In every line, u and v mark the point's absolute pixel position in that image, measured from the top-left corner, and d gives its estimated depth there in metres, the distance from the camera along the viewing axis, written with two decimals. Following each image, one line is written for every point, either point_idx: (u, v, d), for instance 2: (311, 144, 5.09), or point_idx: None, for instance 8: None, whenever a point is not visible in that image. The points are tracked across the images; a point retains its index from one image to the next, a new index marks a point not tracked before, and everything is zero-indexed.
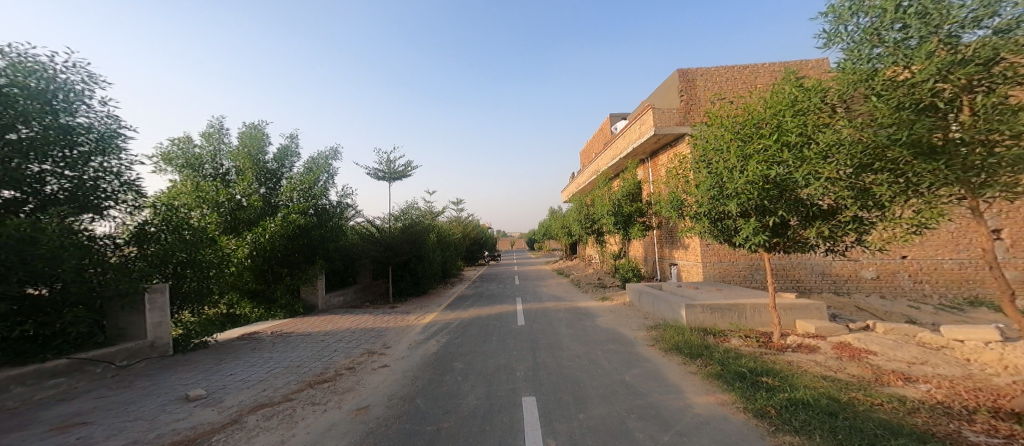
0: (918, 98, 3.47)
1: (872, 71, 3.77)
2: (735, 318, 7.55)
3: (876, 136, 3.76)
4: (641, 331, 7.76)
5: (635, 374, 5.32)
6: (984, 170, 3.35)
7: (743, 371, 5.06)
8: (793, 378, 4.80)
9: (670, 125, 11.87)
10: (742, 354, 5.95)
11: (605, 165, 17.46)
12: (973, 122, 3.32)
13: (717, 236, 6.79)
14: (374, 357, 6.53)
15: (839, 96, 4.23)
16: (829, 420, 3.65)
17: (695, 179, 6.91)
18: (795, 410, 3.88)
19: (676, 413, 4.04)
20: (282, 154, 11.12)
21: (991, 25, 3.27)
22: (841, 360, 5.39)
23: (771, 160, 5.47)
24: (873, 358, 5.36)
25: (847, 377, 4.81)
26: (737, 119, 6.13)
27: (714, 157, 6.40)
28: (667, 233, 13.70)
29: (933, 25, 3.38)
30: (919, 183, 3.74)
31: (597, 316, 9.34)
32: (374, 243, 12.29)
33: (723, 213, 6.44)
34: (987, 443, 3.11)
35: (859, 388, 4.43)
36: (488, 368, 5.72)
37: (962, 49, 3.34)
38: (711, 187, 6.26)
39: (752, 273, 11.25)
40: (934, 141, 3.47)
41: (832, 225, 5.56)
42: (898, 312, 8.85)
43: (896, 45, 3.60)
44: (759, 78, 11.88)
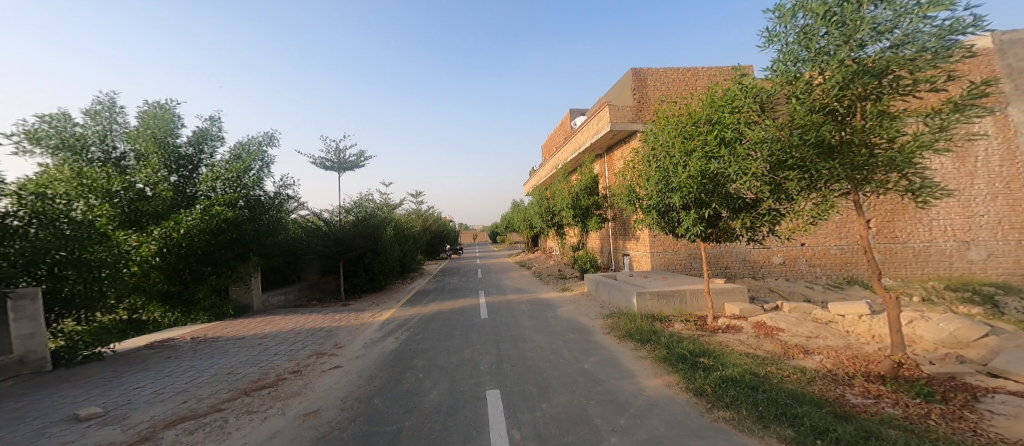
0: (824, 103, 3.89)
1: (795, 74, 4.14)
2: (678, 304, 8.07)
3: (790, 136, 4.14)
4: (598, 320, 8.02)
5: (594, 363, 5.48)
6: (866, 169, 3.81)
7: (684, 354, 5.41)
8: (724, 356, 5.22)
9: (624, 122, 12.32)
10: (684, 337, 6.35)
11: (564, 160, 17.76)
12: (862, 127, 3.76)
13: (662, 227, 7.13)
14: (328, 358, 6.21)
15: (770, 97, 4.61)
16: (752, 393, 4.01)
17: (645, 173, 7.21)
18: (726, 387, 4.22)
19: (630, 396, 4.25)
20: (199, 137, 10.11)
21: (889, 38, 3.64)
22: (758, 338, 5.93)
23: (709, 156, 5.82)
24: (781, 334, 5.95)
25: (763, 353, 5.31)
26: (687, 115, 6.46)
27: (662, 153, 6.74)
28: (621, 225, 14.21)
29: (848, 34, 3.74)
30: (817, 179, 4.16)
31: (558, 307, 9.52)
32: (322, 237, 11.61)
33: (669, 205, 6.77)
34: (864, 403, 3.57)
35: (772, 362, 4.91)
36: (450, 364, 5.65)
37: (864, 60, 3.72)
38: (659, 181, 6.58)
39: (690, 261, 12.04)
40: (832, 141, 3.90)
41: (752, 216, 6.09)
42: (798, 292, 9.95)
43: (818, 52, 3.97)
44: (699, 81, 12.60)
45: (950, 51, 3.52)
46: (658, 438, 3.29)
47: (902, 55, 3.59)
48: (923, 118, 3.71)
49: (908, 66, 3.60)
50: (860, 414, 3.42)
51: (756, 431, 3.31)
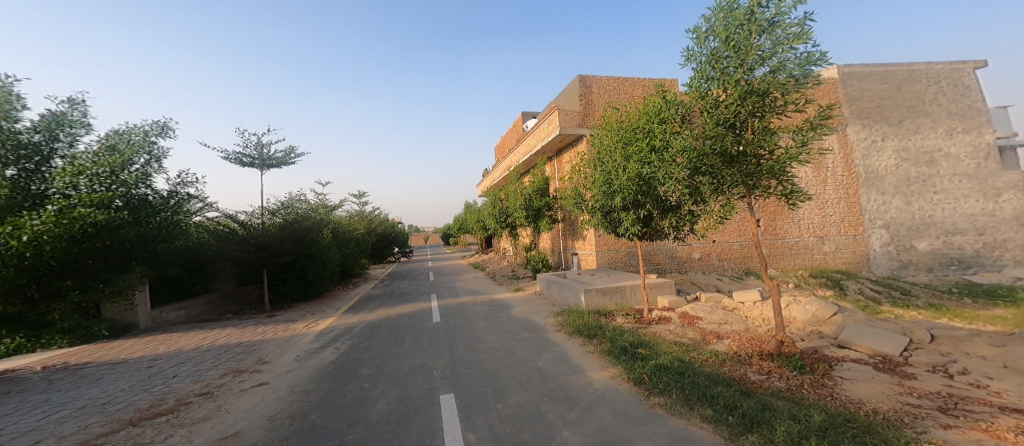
0: (725, 118, 4.53)
1: (705, 91, 4.77)
2: (619, 299, 8.66)
3: (702, 145, 4.73)
4: (549, 318, 8.35)
5: (546, 360, 5.74)
6: (754, 176, 4.56)
7: (626, 345, 5.87)
8: (657, 346, 5.76)
9: (571, 125, 12.80)
10: (625, 330, 6.85)
11: (516, 161, 18.05)
12: (751, 140, 4.47)
13: (606, 228, 7.64)
14: (248, 375, 5.91)
15: (690, 110, 5.18)
16: (680, 379, 4.52)
17: (591, 176, 7.69)
18: (660, 374, 4.70)
19: (580, 390, 4.55)
20: (49, 120, 6.86)
21: (772, 64, 4.36)
22: (682, 327, 6.60)
23: (636, 161, 6.28)
24: (701, 322, 6.68)
25: (687, 340, 5.95)
26: (627, 120, 7.04)
27: (605, 157, 7.23)
28: (569, 226, 14.77)
29: (742, 59, 4.42)
30: (720, 184, 4.80)
31: (511, 307, 9.74)
32: (238, 242, 10.64)
33: (611, 206, 7.27)
34: (762, 380, 4.22)
35: (693, 348, 5.53)
36: (401, 371, 5.61)
37: (754, 82, 4.42)
38: (602, 184, 7.06)
39: (630, 258, 12.89)
40: (732, 151, 4.56)
41: (676, 216, 6.74)
42: (712, 283, 11.15)
43: (720, 73, 4.63)
44: (636, 90, 13.55)
45: (810, 79, 4.35)
46: (606, 428, 3.58)
47: (777, 78, 4.33)
48: (794, 134, 4.51)
49: (783, 89, 4.35)
50: (758, 390, 4.04)
51: (685, 414, 3.75)
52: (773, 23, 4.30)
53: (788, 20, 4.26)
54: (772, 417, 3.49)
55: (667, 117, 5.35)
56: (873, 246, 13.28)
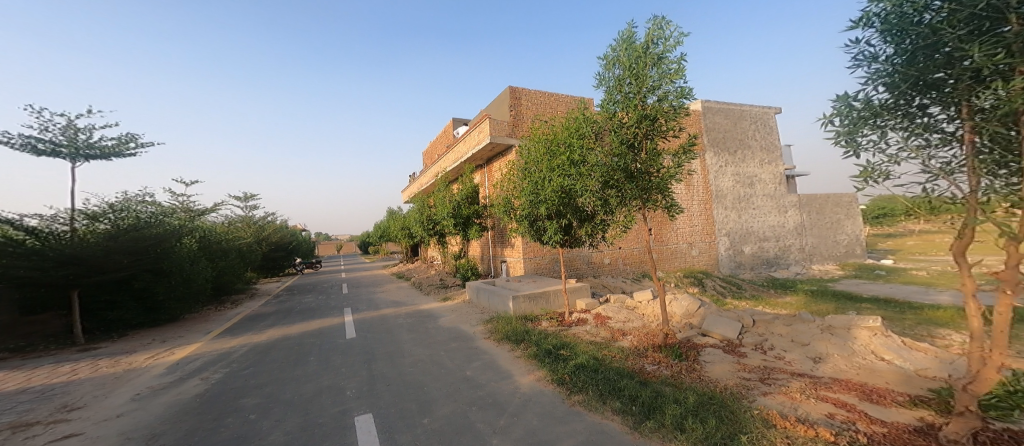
0: (625, 139, 5.17)
1: (612, 113, 5.34)
2: (544, 304, 9.07)
3: (609, 161, 5.27)
4: (478, 326, 8.45)
5: (475, 368, 5.79)
6: (648, 191, 5.28)
7: (550, 348, 6.20)
8: (578, 347, 6.18)
9: (502, 135, 13.04)
10: (550, 333, 7.24)
11: (445, 166, 17.97)
12: (644, 160, 5.19)
13: (532, 235, 8.00)
14: (44, 428, 4.41)
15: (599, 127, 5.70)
16: (594, 375, 4.94)
17: (519, 186, 8.00)
18: (579, 373, 5.07)
19: (508, 396, 4.70)
20: None
21: (660, 94, 5.06)
22: (597, 327, 7.17)
23: (559, 175, 6.68)
24: (612, 321, 7.35)
25: (600, 339, 6.49)
26: (550, 133, 7.47)
27: (531, 167, 7.56)
28: (498, 234, 15.04)
29: (638, 88, 5.08)
30: (622, 198, 5.37)
31: (438, 317, 9.63)
32: (28, 255, 7.39)
33: (536, 215, 7.63)
34: (654, 369, 4.97)
35: (606, 346, 6.06)
36: (302, 396, 5.04)
37: (647, 108, 5.10)
38: (529, 193, 7.38)
39: (554, 265, 13.56)
40: (631, 169, 5.19)
41: (593, 224, 7.29)
42: (620, 285, 12.22)
43: (622, 97, 5.23)
44: (561, 106, 14.40)
45: (687, 108, 5.15)
46: (533, 430, 3.79)
47: (662, 107, 5.06)
48: (675, 157, 5.31)
49: (667, 116, 5.10)
50: (651, 378, 4.71)
51: (598, 409, 4.12)
52: (662, 58, 5.01)
53: (670, 58, 5.02)
54: (663, 402, 4.05)
55: (582, 133, 5.81)
56: (722, 251, 14.38)
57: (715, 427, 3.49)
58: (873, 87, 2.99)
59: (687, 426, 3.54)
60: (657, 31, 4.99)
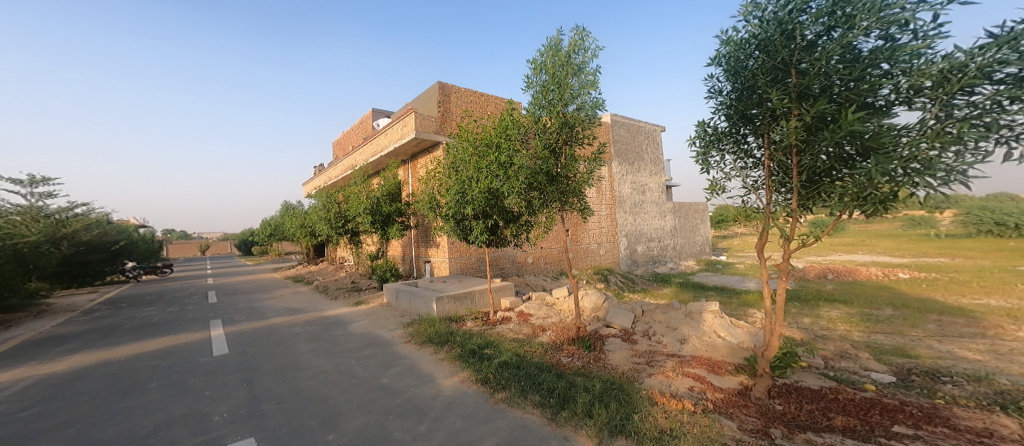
0: (548, 143, 5.46)
1: (537, 118, 5.58)
2: (469, 304, 9.14)
3: (534, 164, 5.48)
4: (398, 330, 8.20)
5: (392, 375, 5.61)
6: (568, 194, 5.63)
7: (474, 348, 6.25)
8: (502, 345, 6.32)
9: (429, 131, 12.73)
10: (475, 333, 7.30)
11: (363, 160, 16.98)
12: (563, 164, 5.52)
13: (457, 234, 7.97)
14: None
15: (522, 127, 5.88)
16: (516, 372, 5.11)
17: (446, 184, 7.90)
18: (503, 370, 5.20)
19: (429, 400, 4.65)
20: None
21: (579, 102, 5.40)
22: (520, 325, 7.41)
23: (486, 175, 6.71)
24: (535, 318, 7.66)
25: (522, 336, 6.71)
26: (475, 132, 7.49)
27: (459, 166, 7.47)
28: (422, 232, 14.71)
29: (561, 95, 5.38)
30: (544, 201, 5.63)
31: (348, 324, 9.08)
32: None
33: (463, 214, 7.60)
34: (568, 361, 5.36)
35: (527, 343, 6.28)
36: (137, 433, 4.18)
37: (568, 115, 5.43)
38: (456, 192, 7.30)
39: (479, 264, 13.72)
40: (553, 172, 5.49)
41: (519, 226, 7.53)
42: (542, 284, 12.72)
43: (547, 102, 5.48)
44: (490, 106, 14.55)
45: (600, 117, 5.60)
46: (457, 432, 3.83)
47: (580, 115, 5.43)
48: (590, 163, 5.70)
49: (585, 124, 5.48)
50: (566, 370, 5.04)
51: (521, 404, 4.28)
52: (581, 68, 5.37)
53: (588, 69, 5.40)
54: (575, 391, 4.36)
55: (507, 134, 5.95)
56: (622, 251, 15.31)
57: (617, 411, 3.92)
58: (721, 116, 4.27)
59: (595, 412, 3.88)
60: (580, 41, 5.33)
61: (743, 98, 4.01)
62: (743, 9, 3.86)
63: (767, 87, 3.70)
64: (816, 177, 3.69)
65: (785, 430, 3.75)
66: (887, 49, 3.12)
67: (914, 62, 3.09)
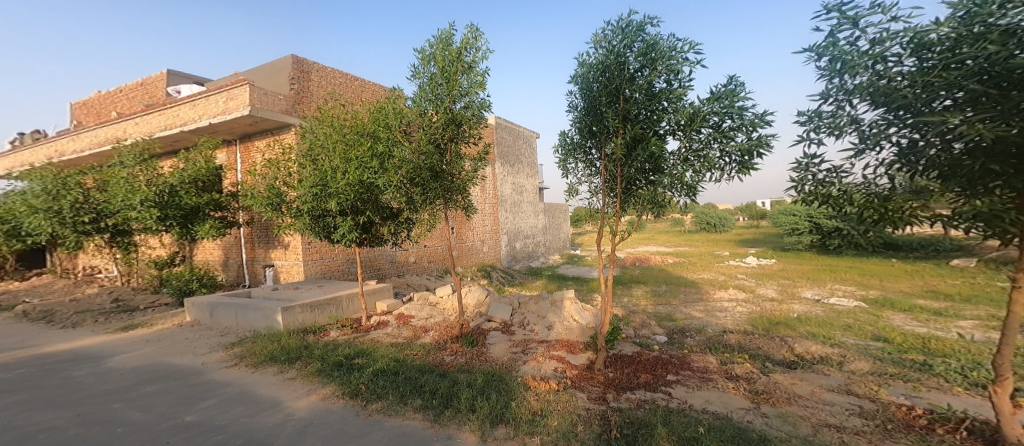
0: (433, 139, 5.36)
1: (423, 111, 5.44)
2: (333, 311, 8.32)
3: (418, 160, 5.35)
4: (217, 352, 6.63)
5: (206, 408, 4.51)
6: (453, 191, 5.66)
7: (340, 360, 5.65)
8: (375, 353, 5.94)
9: (274, 110, 10.63)
10: (340, 344, 6.64)
11: (140, 133, 12.23)
12: (449, 161, 5.49)
13: (317, 233, 7.13)
14: None
15: (405, 119, 5.66)
16: (394, 378, 4.91)
17: (299, 175, 6.93)
18: (377, 379, 4.90)
19: (274, 429, 3.98)
20: None
21: (466, 100, 5.45)
22: (400, 328, 7.18)
23: (357, 168, 6.20)
24: (415, 320, 7.52)
25: (400, 340, 6.49)
26: (344, 120, 6.87)
27: (322, 155, 6.69)
28: (259, 232, 12.03)
29: (450, 91, 5.34)
30: (427, 196, 5.55)
31: (114, 356, 6.68)
32: None
33: (324, 209, 6.82)
34: (452, 358, 5.43)
35: (408, 345, 6.13)
36: None
37: (456, 112, 5.43)
38: (315, 186, 6.51)
39: (346, 267, 12.59)
40: (438, 168, 5.41)
41: (396, 225, 7.22)
42: (425, 283, 12.49)
43: (434, 96, 5.37)
44: (365, 93, 13.56)
45: (484, 118, 5.76)
46: None
47: (467, 113, 5.47)
48: (477, 161, 5.78)
49: (473, 123, 5.54)
50: (448, 369, 5.07)
51: (400, 411, 4.13)
52: (471, 67, 5.45)
53: (478, 69, 5.49)
54: (458, 388, 4.44)
55: (387, 122, 5.58)
56: (503, 248, 15.96)
57: (497, 401, 4.13)
58: (576, 128, 5.15)
59: (477, 406, 4.02)
60: (472, 39, 5.41)
61: (588, 115, 4.93)
62: (592, 37, 4.61)
63: (605, 108, 4.72)
64: (630, 186, 5.00)
65: (616, 393, 4.66)
66: (666, 92, 4.46)
67: (680, 103, 4.46)
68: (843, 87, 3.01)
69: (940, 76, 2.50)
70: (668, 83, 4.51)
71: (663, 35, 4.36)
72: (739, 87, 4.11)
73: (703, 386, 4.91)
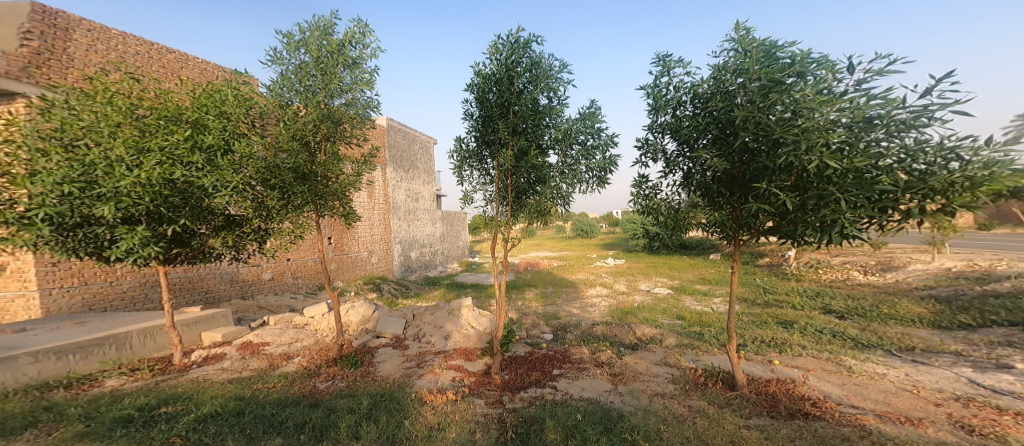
0: (301, 135, 4.41)
1: (285, 103, 4.51)
2: (110, 353, 5.04)
3: (276, 158, 4.33)
4: None
5: None
6: (325, 196, 4.75)
7: (129, 414, 3.65)
8: (198, 395, 4.12)
9: None
10: (131, 392, 4.26)
11: None
12: (323, 161, 4.59)
13: (75, 252, 4.33)
14: None
15: (258, 111, 4.60)
16: (236, 420, 3.69)
17: (28, 159, 3.92)
18: (203, 427, 3.51)
19: None
20: None
21: (346, 97, 4.82)
22: (244, 359, 5.42)
23: (160, 162, 4.04)
24: (267, 348, 5.85)
25: (247, 374, 4.88)
26: (136, 91, 4.45)
27: (83, 133, 3.99)
28: None
29: (327, 83, 4.60)
30: (291, 201, 4.51)
31: None
32: None
33: (88, 216, 4.10)
34: (327, 386, 4.65)
35: (257, 380, 4.62)
36: None
37: (333, 108, 4.70)
38: (66, 180, 3.80)
39: (146, 292, 7.40)
40: (306, 169, 4.45)
41: (238, 234, 5.03)
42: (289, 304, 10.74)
43: (302, 88, 4.58)
44: None
45: (366, 119, 5.13)
46: None
47: (349, 112, 4.83)
48: (358, 164, 5.10)
49: (351, 123, 4.89)
50: (323, 397, 4.41)
51: None
52: (357, 63, 4.82)
53: (365, 65, 4.96)
54: (336, 417, 3.84)
55: (225, 112, 4.40)
56: (395, 257, 15.02)
57: (386, 423, 3.72)
58: (471, 136, 5.04)
59: (361, 432, 3.53)
60: (358, 35, 4.90)
61: (480, 124, 4.88)
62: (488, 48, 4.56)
63: (496, 120, 4.68)
64: (520, 197, 5.09)
65: (510, 394, 4.62)
66: (548, 110, 4.67)
67: (558, 120, 4.74)
68: (658, 124, 4.49)
69: (701, 124, 4.08)
70: (549, 100, 4.72)
71: (546, 55, 4.60)
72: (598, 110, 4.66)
73: (581, 375, 5.18)
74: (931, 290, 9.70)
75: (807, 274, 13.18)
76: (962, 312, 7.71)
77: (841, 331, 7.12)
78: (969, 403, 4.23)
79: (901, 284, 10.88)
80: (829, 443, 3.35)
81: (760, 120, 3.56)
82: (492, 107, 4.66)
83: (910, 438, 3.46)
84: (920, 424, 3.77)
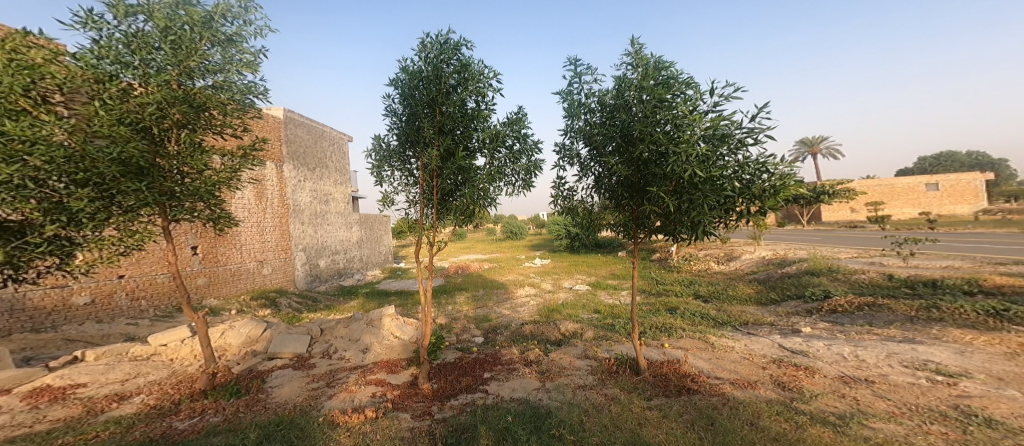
0: (136, 120, 3.45)
1: (110, 79, 3.48)
2: None
3: (84, 145, 3.26)
4: None
5: None
6: (174, 196, 3.84)
7: None
8: None
9: None
10: None
11: None
12: (177, 154, 3.73)
13: None
14: None
15: (54, 82, 3.31)
16: None
17: None
18: None
19: None
20: None
21: (212, 79, 4.01)
22: (39, 409, 3.97)
23: None
24: (83, 391, 4.46)
25: (51, 424, 3.68)
26: None
27: None
28: None
29: (181, 59, 3.71)
30: (121, 201, 3.51)
31: None
32: None
33: None
34: (190, 425, 3.80)
35: (64, 431, 3.49)
36: None
37: (190, 90, 3.83)
38: None
39: None
40: (142, 163, 3.49)
41: (13, 249, 3.33)
42: None
43: (145, 62, 3.65)
44: None
45: (246, 107, 4.39)
46: None
47: (218, 97, 4.04)
48: (227, 158, 4.24)
49: (221, 108, 4.06)
50: (187, 436, 3.56)
51: None
52: (233, 42, 4.12)
53: (245, 45, 4.23)
54: None
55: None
56: (296, 267, 13.56)
57: None
58: (392, 134, 4.64)
59: None
60: (235, 8, 4.06)
61: (404, 123, 4.51)
62: (414, 46, 4.27)
63: (420, 119, 4.32)
64: (447, 199, 4.77)
65: (439, 404, 4.24)
66: (476, 112, 4.40)
67: (485, 123, 4.46)
68: (573, 129, 4.47)
69: (608, 133, 4.13)
70: (478, 104, 4.47)
71: (476, 59, 4.39)
72: (526, 116, 4.52)
73: (511, 376, 4.98)
74: (754, 274, 11.44)
75: (684, 264, 14.48)
76: (772, 290, 9.08)
77: (709, 313, 7.79)
78: (780, 364, 4.89)
79: (736, 271, 12.55)
80: (716, 419, 3.51)
81: (651, 132, 3.76)
82: (416, 105, 4.31)
83: (756, 401, 3.87)
84: (757, 387, 4.25)
